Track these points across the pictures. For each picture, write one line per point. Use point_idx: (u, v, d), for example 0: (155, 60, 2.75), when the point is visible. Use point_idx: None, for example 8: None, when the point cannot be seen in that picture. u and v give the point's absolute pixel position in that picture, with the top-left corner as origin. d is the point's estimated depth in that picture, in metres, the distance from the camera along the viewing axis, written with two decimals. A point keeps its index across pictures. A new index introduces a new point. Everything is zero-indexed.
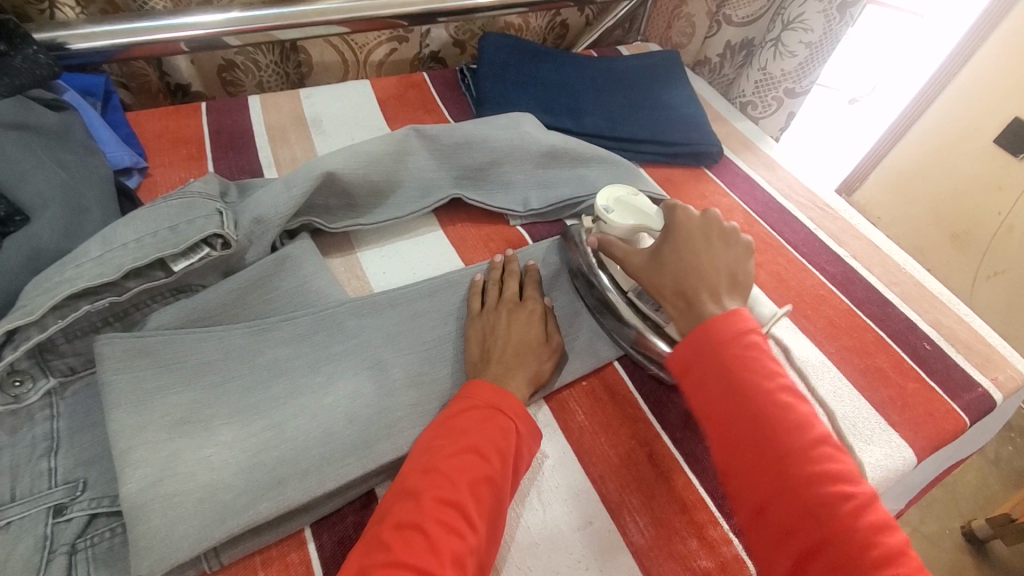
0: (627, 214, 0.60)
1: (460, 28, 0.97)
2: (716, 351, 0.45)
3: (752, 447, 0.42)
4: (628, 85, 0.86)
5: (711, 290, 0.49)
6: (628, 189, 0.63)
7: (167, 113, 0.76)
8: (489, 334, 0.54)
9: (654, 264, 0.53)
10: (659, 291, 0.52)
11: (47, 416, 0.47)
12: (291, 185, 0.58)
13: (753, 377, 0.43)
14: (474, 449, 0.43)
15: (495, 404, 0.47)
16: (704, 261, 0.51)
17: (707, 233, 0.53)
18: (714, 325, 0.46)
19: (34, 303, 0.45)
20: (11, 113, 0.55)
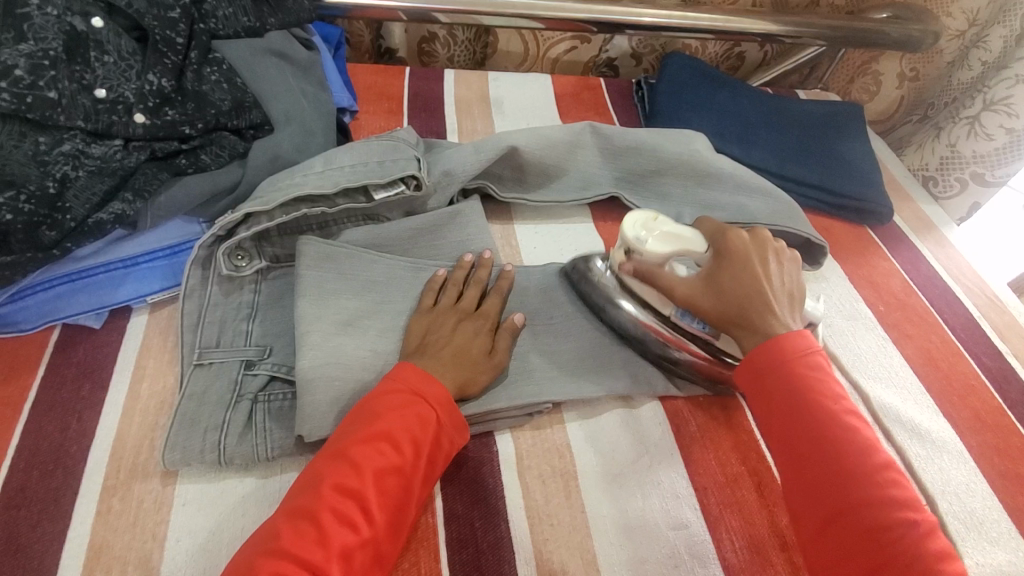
0: (664, 243, 0.55)
1: (643, 41, 1.00)
2: (784, 363, 0.45)
3: (810, 462, 0.42)
4: (804, 128, 0.85)
5: (774, 309, 0.48)
6: (648, 212, 0.57)
7: (378, 70, 0.87)
8: (430, 334, 0.52)
9: (709, 290, 0.52)
10: (722, 320, 0.51)
11: (252, 289, 0.57)
12: (480, 150, 0.65)
13: (817, 394, 0.43)
14: (388, 438, 0.43)
15: (417, 391, 0.46)
16: (760, 282, 0.50)
17: (762, 250, 0.53)
18: (781, 345, 0.46)
19: (270, 197, 0.55)
20: (277, 43, 0.66)
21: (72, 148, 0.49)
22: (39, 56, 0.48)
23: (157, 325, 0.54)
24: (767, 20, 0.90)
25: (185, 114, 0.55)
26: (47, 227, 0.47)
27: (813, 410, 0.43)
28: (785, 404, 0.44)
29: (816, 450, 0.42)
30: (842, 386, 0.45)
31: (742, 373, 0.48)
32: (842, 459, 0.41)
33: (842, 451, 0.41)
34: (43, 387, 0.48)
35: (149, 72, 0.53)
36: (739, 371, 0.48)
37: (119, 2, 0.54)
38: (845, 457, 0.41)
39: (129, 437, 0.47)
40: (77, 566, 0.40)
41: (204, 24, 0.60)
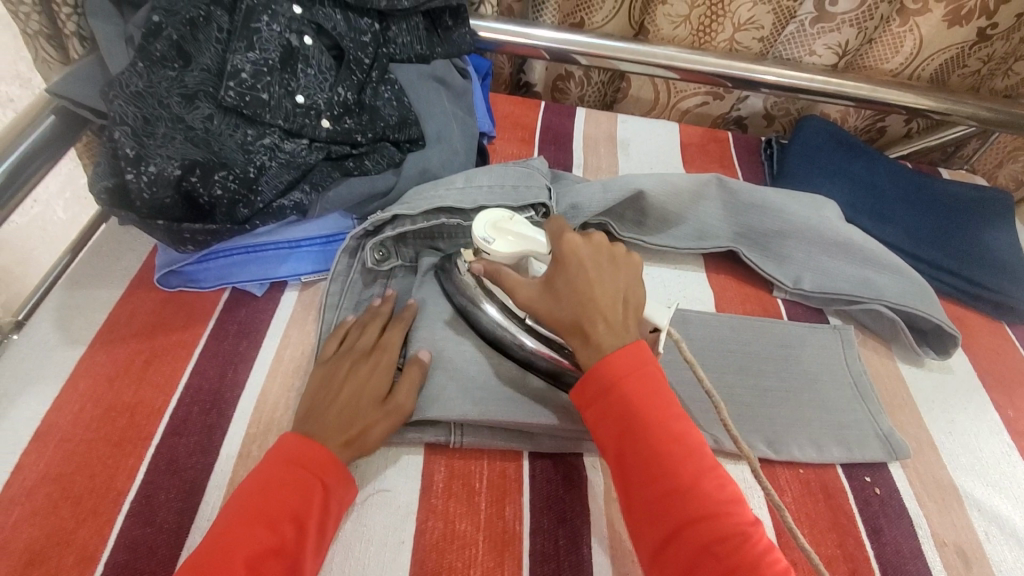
0: (510, 245, 0.54)
1: (778, 104, 1.00)
2: (619, 380, 0.45)
3: (644, 483, 0.42)
4: (946, 208, 0.80)
5: (608, 317, 0.47)
6: (505, 213, 0.56)
7: (516, 101, 0.93)
8: (323, 387, 0.51)
9: (546, 297, 0.49)
10: (554, 323, 0.49)
11: (383, 284, 0.63)
12: (608, 188, 0.68)
13: (650, 410, 0.44)
14: (263, 520, 0.42)
15: (294, 461, 0.45)
16: (595, 289, 0.48)
17: (595, 254, 0.51)
18: (614, 359, 0.45)
19: (417, 205, 0.61)
20: (441, 70, 0.74)
21: (270, 142, 0.58)
22: (262, 63, 0.57)
23: (303, 301, 0.61)
24: (919, 95, 0.88)
25: (360, 124, 0.63)
26: (242, 206, 0.55)
27: (647, 430, 0.43)
28: (622, 429, 0.44)
29: (650, 474, 0.42)
30: (671, 391, 0.46)
31: (581, 385, 0.46)
32: (674, 483, 0.42)
33: (673, 471, 0.42)
34: (211, 337, 0.56)
35: (339, 86, 0.62)
36: (577, 389, 0.46)
37: (327, 25, 0.62)
38: (674, 476, 0.42)
39: (270, 394, 0.53)
40: (219, 496, 0.47)
41: (386, 48, 0.69)
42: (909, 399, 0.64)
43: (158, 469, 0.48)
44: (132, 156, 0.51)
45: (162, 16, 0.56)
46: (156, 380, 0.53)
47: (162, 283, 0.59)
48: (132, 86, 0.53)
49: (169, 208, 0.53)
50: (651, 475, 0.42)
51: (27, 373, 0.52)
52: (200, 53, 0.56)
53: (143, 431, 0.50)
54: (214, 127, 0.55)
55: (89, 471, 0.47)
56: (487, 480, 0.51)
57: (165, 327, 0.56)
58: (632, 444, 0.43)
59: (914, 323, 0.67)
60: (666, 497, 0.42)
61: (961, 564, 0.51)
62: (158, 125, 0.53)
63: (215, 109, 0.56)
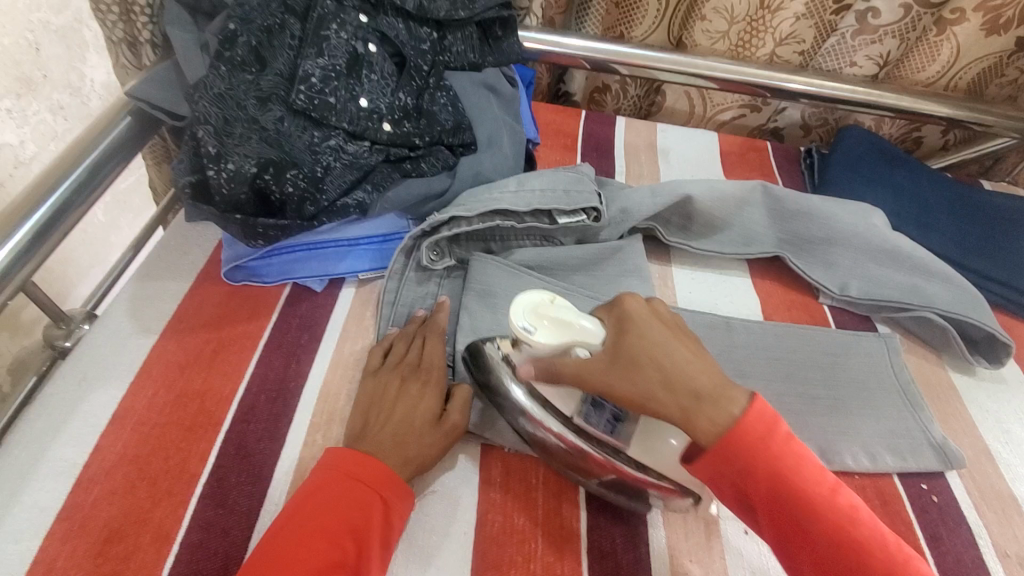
0: (552, 335, 0.45)
1: (816, 114, 1.01)
2: (757, 459, 0.40)
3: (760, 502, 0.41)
4: (993, 218, 0.80)
5: (718, 388, 0.42)
6: (544, 293, 0.46)
7: (557, 109, 0.95)
8: (375, 402, 0.51)
9: (623, 375, 0.43)
10: (643, 401, 0.43)
11: (438, 282, 0.64)
12: (656, 193, 0.70)
13: (805, 485, 0.40)
14: (325, 535, 0.41)
15: (353, 474, 0.45)
16: (673, 352, 0.44)
17: (665, 321, 0.46)
18: (746, 428, 0.41)
19: (473, 207, 0.63)
20: (491, 78, 0.76)
21: (335, 143, 0.61)
22: (330, 69, 0.61)
23: (360, 299, 0.63)
24: (958, 105, 0.88)
25: (418, 128, 0.65)
26: (309, 204, 0.58)
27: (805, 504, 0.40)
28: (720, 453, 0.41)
29: (823, 555, 0.39)
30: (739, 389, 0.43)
31: (711, 467, 0.42)
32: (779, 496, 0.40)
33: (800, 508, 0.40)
34: (274, 330, 0.58)
35: (400, 91, 0.65)
36: (696, 465, 0.43)
37: (391, 33, 0.65)
38: (853, 550, 0.39)
39: (331, 386, 0.55)
40: (286, 482, 0.48)
41: (442, 56, 0.71)
42: (963, 409, 0.63)
43: (228, 454, 0.49)
44: (214, 154, 0.54)
45: (238, 24, 0.59)
46: (224, 368, 0.55)
47: (228, 278, 0.61)
48: (214, 88, 0.56)
49: (243, 205, 0.56)
50: (828, 556, 0.39)
51: (105, 359, 0.55)
52: (274, 59, 0.60)
53: (213, 417, 0.51)
54: (284, 128, 0.58)
55: (163, 454, 0.49)
56: (543, 475, 0.52)
57: (231, 318, 0.59)
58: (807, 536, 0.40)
59: (965, 332, 0.67)
60: (785, 517, 0.40)
61: None
62: (236, 125, 0.56)
63: (286, 112, 0.59)
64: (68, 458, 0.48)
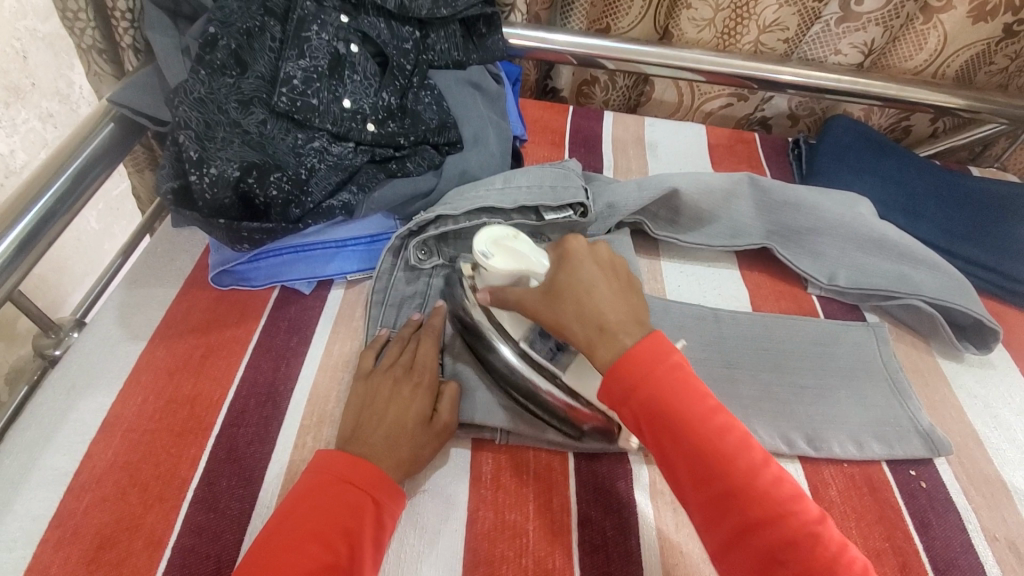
0: (508, 261, 0.52)
1: (803, 104, 1.01)
2: (648, 381, 0.41)
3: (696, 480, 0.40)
4: (980, 205, 0.80)
5: (601, 308, 0.46)
6: (507, 229, 0.54)
7: (544, 106, 0.95)
8: (368, 404, 0.51)
9: (549, 302, 0.48)
10: (563, 330, 0.47)
11: (427, 281, 0.64)
12: (643, 186, 0.70)
13: (689, 405, 0.41)
14: (314, 536, 0.41)
15: (345, 477, 0.45)
16: (600, 291, 0.47)
17: (599, 260, 0.49)
18: (637, 350, 0.42)
19: (459, 206, 0.63)
20: (475, 75, 0.75)
21: (319, 145, 0.61)
22: (312, 70, 0.61)
23: (348, 300, 0.63)
24: (946, 92, 0.88)
25: (402, 128, 0.65)
26: (294, 207, 0.58)
27: (694, 426, 0.40)
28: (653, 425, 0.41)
29: (698, 471, 0.40)
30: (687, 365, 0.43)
31: (608, 386, 0.43)
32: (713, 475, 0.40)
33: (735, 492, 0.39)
34: (263, 334, 0.58)
35: (383, 91, 0.65)
36: (602, 389, 0.44)
37: (372, 33, 0.65)
38: (722, 465, 0.39)
39: (321, 387, 0.55)
40: (277, 485, 0.48)
41: (425, 55, 0.71)
42: (951, 395, 0.64)
43: (219, 459, 0.49)
44: (196, 159, 0.54)
45: (218, 27, 0.59)
46: (213, 373, 0.55)
47: (215, 282, 0.61)
48: (194, 92, 0.56)
49: (227, 209, 0.56)
50: (696, 469, 0.40)
51: (93, 367, 0.55)
52: (255, 62, 0.60)
53: (203, 422, 0.51)
54: (267, 131, 0.59)
55: (153, 460, 0.49)
56: (533, 471, 0.52)
57: (219, 323, 0.59)
58: (690, 456, 0.40)
59: (953, 319, 0.67)
60: (719, 499, 0.39)
61: (1016, 560, 0.51)
62: (218, 129, 0.56)
63: (268, 114, 0.59)
64: (58, 466, 0.48)
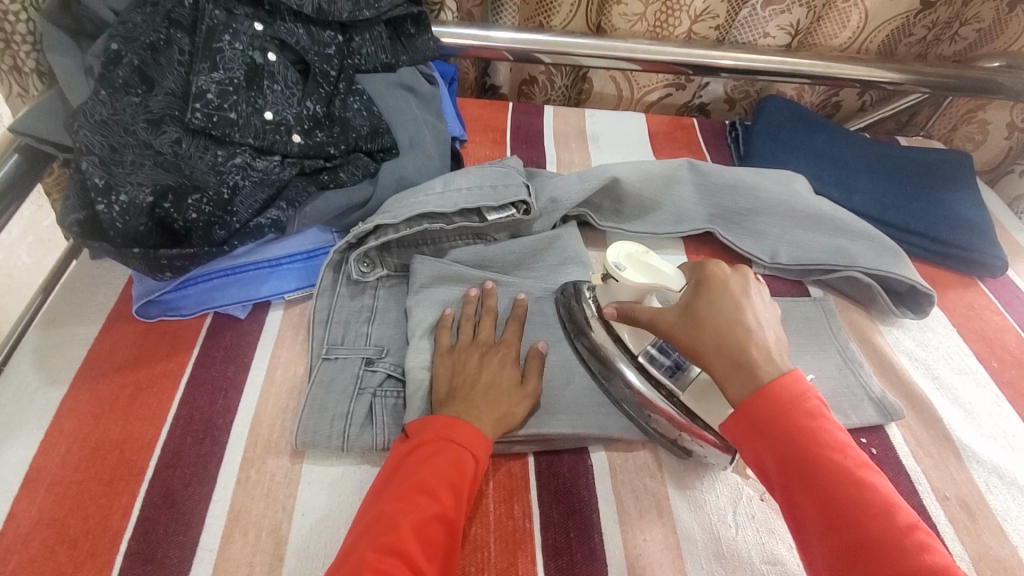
0: (640, 275, 0.51)
1: (738, 87, 1.03)
2: (793, 433, 0.40)
3: (802, 482, 0.39)
4: (908, 174, 0.83)
5: (751, 340, 0.44)
6: (639, 245, 0.54)
7: (484, 104, 0.93)
8: (458, 375, 0.52)
9: (687, 325, 0.46)
10: (699, 354, 0.46)
11: (373, 293, 0.62)
12: (584, 179, 0.69)
13: (836, 465, 0.38)
14: (423, 488, 0.43)
15: (445, 436, 0.46)
16: (739, 320, 0.45)
17: (742, 287, 0.48)
18: (771, 386, 0.41)
19: (398, 213, 0.61)
20: (407, 77, 0.73)
21: (242, 161, 0.58)
22: (227, 83, 0.58)
23: (290, 320, 0.60)
24: (869, 66, 0.91)
25: (331, 137, 0.62)
26: (219, 228, 0.55)
27: (818, 471, 0.39)
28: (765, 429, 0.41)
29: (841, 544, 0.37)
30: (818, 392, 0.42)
31: (731, 421, 0.42)
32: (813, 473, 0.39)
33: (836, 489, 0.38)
34: (196, 366, 0.55)
35: (307, 100, 0.62)
36: (730, 430, 0.43)
37: (290, 40, 0.63)
38: (872, 538, 0.36)
39: (264, 416, 0.52)
40: (220, 526, 0.45)
41: (351, 59, 0.69)
42: (894, 359, 0.66)
43: (155, 504, 0.46)
44: (102, 186, 0.51)
45: (120, 43, 0.57)
46: (144, 413, 0.51)
47: (141, 314, 0.57)
48: (96, 115, 0.53)
49: (144, 236, 0.53)
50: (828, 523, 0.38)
51: (10, 418, 0.50)
52: (163, 78, 0.57)
53: (135, 467, 0.48)
54: (182, 150, 0.56)
55: (83, 513, 0.45)
56: (493, 481, 0.51)
57: (148, 359, 0.55)
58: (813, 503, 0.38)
59: (890, 286, 0.69)
60: (816, 497, 0.38)
61: (966, 516, 0.53)
62: (126, 152, 0.53)
63: (183, 132, 0.56)
64: None
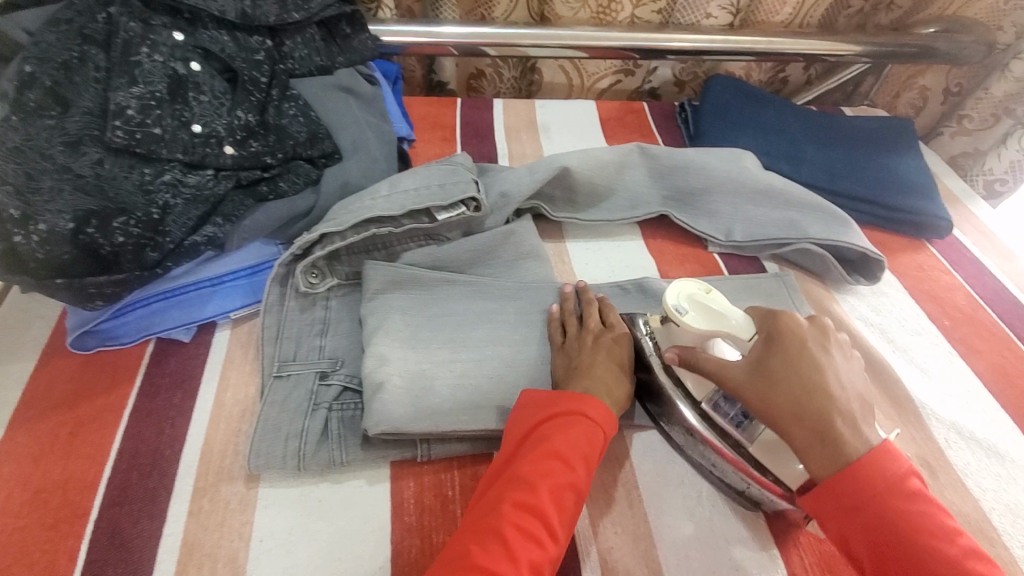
0: (704, 321, 0.49)
1: (685, 69, 1.03)
2: (877, 509, 0.40)
3: (892, 566, 0.39)
4: (853, 143, 0.85)
5: (835, 409, 0.44)
6: (701, 284, 0.50)
7: (431, 102, 0.91)
8: (573, 363, 0.53)
9: (758, 381, 0.45)
10: (773, 415, 0.44)
11: (324, 305, 0.60)
12: (534, 171, 0.68)
13: (928, 543, 0.39)
14: (557, 455, 0.44)
15: (583, 412, 0.46)
16: (820, 381, 0.45)
17: (820, 342, 0.48)
18: (863, 467, 0.41)
19: (342, 220, 0.58)
20: (345, 79, 0.70)
21: (171, 178, 0.55)
22: (148, 97, 0.55)
23: (238, 340, 0.58)
24: (811, 40, 0.92)
25: (267, 146, 0.60)
26: (151, 250, 0.53)
27: (895, 529, 0.39)
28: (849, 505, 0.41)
29: None
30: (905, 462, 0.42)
31: (816, 499, 0.42)
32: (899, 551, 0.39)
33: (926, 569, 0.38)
34: (140, 396, 0.52)
35: (238, 109, 0.60)
36: (806, 499, 0.43)
37: (214, 47, 0.60)
38: None
39: (216, 443, 0.50)
40: (174, 561, 0.43)
41: (283, 64, 0.66)
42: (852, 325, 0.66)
43: (102, 545, 0.44)
44: (19, 217, 0.48)
45: (34, 65, 0.53)
46: (86, 451, 0.49)
47: (76, 347, 0.55)
48: (8, 142, 0.50)
49: (70, 266, 0.50)
50: None
51: None
52: (79, 97, 0.54)
53: (79, 508, 0.45)
54: (104, 171, 0.52)
55: (23, 562, 0.43)
56: (458, 485, 0.49)
57: (88, 393, 0.52)
58: (898, 569, 0.39)
59: (842, 255, 0.70)
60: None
61: (927, 475, 0.54)
62: (43, 178, 0.50)
63: (104, 151, 0.53)
64: None
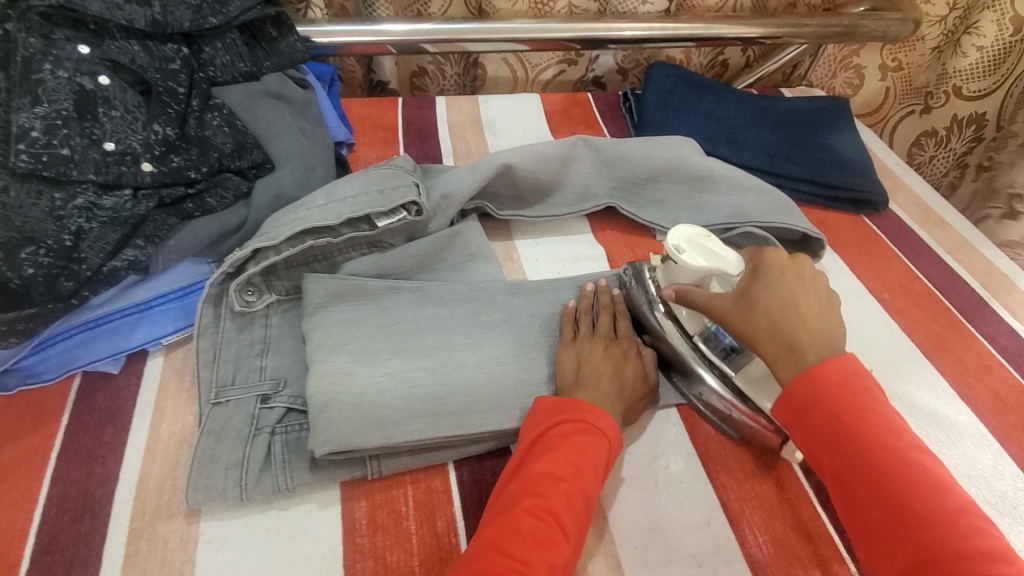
0: (699, 257, 0.54)
1: (628, 57, 1.03)
2: (829, 400, 0.44)
3: (842, 454, 0.43)
4: (791, 124, 0.86)
5: (807, 326, 0.47)
6: (700, 229, 0.56)
7: (371, 102, 0.89)
8: (583, 363, 0.53)
9: (740, 309, 0.49)
10: (751, 336, 0.48)
11: (264, 323, 0.58)
12: (475, 169, 0.67)
13: (878, 433, 0.42)
14: (566, 461, 0.44)
15: (588, 422, 0.47)
16: (798, 305, 0.48)
17: (800, 273, 0.50)
18: (836, 389, 0.44)
19: (276, 233, 0.56)
20: (272, 84, 0.67)
21: (85, 201, 0.52)
22: (53, 116, 0.52)
23: (173, 367, 0.55)
24: (747, 23, 0.93)
25: (190, 160, 0.57)
26: (65, 278, 0.49)
27: (866, 450, 0.42)
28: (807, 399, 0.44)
29: (871, 499, 0.41)
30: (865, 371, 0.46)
31: (783, 406, 0.46)
32: (847, 437, 0.42)
33: (873, 458, 0.42)
34: (67, 436, 0.49)
35: (154, 122, 0.56)
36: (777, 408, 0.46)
37: (123, 59, 0.57)
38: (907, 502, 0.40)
39: (152, 479, 0.47)
40: None
41: (203, 73, 0.63)
42: None
43: None
44: None
45: None
46: (9, 499, 0.45)
47: None
48: None
49: None
50: (871, 500, 0.41)
51: None
52: None
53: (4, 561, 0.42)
54: (10, 199, 0.50)
55: None
56: (412, 500, 0.48)
57: (9, 436, 0.49)
58: (857, 482, 0.42)
59: (785, 237, 0.72)
60: (855, 465, 0.42)
61: None
62: None
63: (8, 177, 0.51)
64: None
